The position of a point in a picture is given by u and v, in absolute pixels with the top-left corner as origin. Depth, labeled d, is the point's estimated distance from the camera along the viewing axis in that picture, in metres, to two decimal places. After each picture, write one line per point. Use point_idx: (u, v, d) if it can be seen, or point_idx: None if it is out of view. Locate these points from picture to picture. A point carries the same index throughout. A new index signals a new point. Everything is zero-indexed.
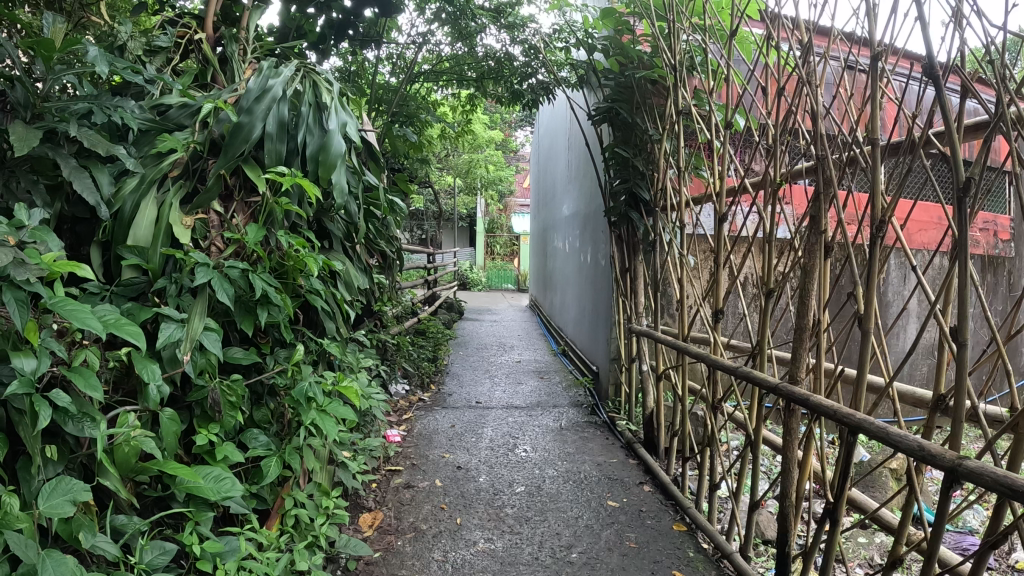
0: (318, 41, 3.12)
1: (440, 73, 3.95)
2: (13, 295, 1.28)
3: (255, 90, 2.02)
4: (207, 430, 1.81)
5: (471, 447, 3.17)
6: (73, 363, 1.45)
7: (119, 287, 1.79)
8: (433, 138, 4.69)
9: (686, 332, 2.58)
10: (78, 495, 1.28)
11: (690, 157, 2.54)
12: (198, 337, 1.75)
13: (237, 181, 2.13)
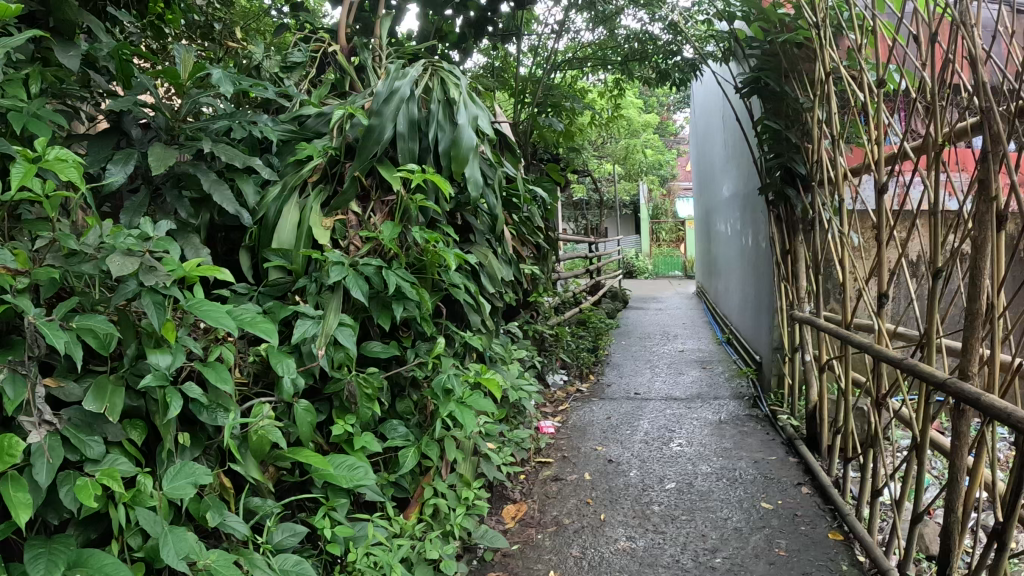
0: (459, 41, 3.21)
1: (583, 60, 3.92)
2: (147, 300, 1.20)
3: (384, 93, 2.05)
4: (345, 421, 1.87)
5: (625, 440, 3.10)
6: (208, 362, 1.51)
7: (265, 288, 1.87)
8: (586, 127, 4.63)
9: (849, 319, 2.31)
10: (201, 478, 1.25)
11: (846, 125, 2.27)
12: (333, 332, 1.77)
13: (372, 181, 2.20)
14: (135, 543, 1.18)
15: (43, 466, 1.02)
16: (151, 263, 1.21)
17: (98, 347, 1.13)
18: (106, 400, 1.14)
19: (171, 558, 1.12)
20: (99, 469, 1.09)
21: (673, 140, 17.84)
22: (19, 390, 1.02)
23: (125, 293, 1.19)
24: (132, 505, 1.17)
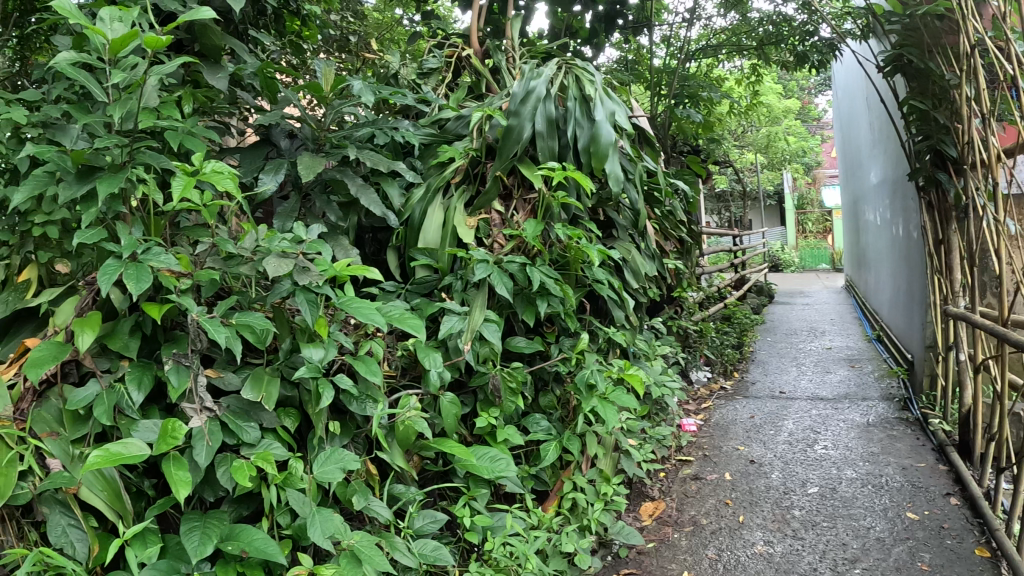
0: (590, 36, 3.16)
1: (718, 47, 3.82)
2: (303, 297, 1.02)
3: (517, 91, 1.40)
4: (487, 415, 1.25)
5: (768, 441, 2.75)
6: (359, 353, 1.12)
7: (412, 285, 1.33)
8: (725, 115, 4.49)
9: (1007, 314, 2.09)
10: (349, 464, 1.05)
11: (999, 100, 2.07)
12: (477, 329, 1.20)
13: (514, 178, 1.47)
14: (284, 520, 1.07)
15: (202, 448, 0.97)
16: (301, 262, 1.03)
17: (257, 344, 1.03)
18: (263, 389, 1.04)
19: (312, 536, 0.98)
20: (254, 453, 1.01)
21: (818, 126, 16.79)
22: (183, 377, 1.00)
23: (284, 292, 1.02)
24: (282, 487, 1.03)
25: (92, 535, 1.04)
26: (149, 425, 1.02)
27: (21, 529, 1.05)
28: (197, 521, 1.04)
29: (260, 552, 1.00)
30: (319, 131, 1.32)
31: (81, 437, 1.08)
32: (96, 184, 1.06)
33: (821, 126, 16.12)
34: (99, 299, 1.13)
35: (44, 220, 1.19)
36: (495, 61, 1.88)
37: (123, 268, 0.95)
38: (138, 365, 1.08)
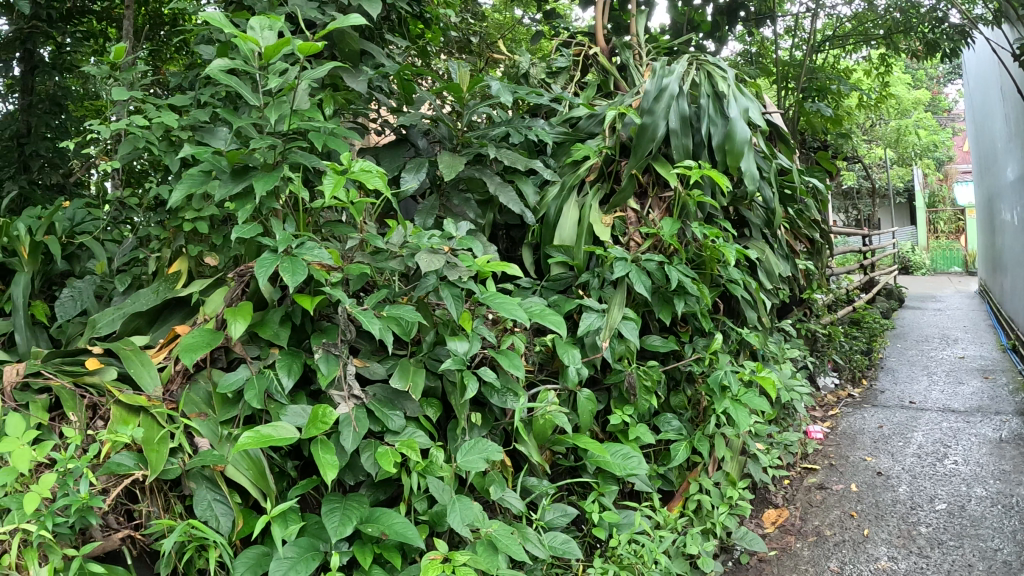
0: (713, 29, 2.79)
1: (843, 37, 3.68)
2: (450, 292, 1.05)
3: (650, 89, 1.40)
4: (622, 411, 1.30)
5: (896, 452, 2.50)
6: (501, 346, 1.14)
7: (548, 281, 1.36)
8: (853, 108, 4.29)
9: None
10: (492, 454, 1.05)
11: None
12: (616, 326, 1.25)
13: (648, 177, 1.49)
14: (422, 506, 1.09)
15: (349, 434, 0.99)
16: (451, 259, 1.06)
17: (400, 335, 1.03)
18: (408, 379, 1.06)
19: (453, 523, 1.00)
20: (398, 440, 1.02)
21: (946, 120, 15.71)
22: (332, 365, 1.03)
23: (431, 285, 1.05)
24: (423, 475, 1.05)
25: (234, 510, 1.08)
26: (297, 410, 1.03)
27: (168, 500, 1.11)
28: (337, 503, 1.07)
29: (401, 535, 1.02)
30: (457, 132, 1.35)
31: (230, 417, 1.12)
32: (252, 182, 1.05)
33: (949, 120, 15.08)
34: (248, 290, 1.14)
35: (194, 215, 1.23)
36: (623, 59, 1.85)
37: (279, 261, 0.97)
38: (286, 352, 1.09)
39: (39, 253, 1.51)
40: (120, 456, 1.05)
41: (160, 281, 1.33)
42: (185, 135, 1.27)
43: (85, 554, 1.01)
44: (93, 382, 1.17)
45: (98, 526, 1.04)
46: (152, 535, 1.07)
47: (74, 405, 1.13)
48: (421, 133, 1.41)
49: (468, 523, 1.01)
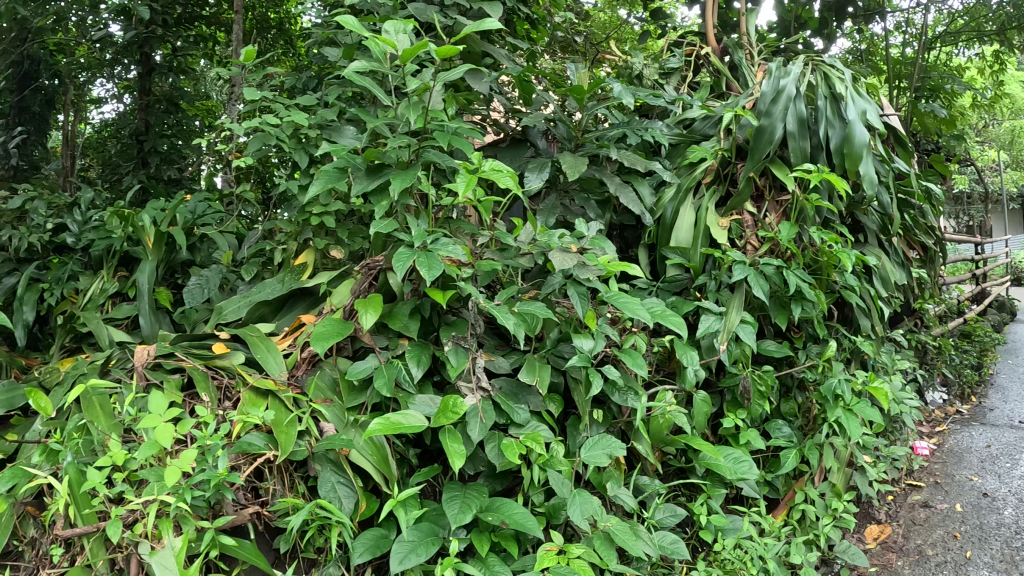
0: (820, 26, 2.71)
1: (956, 33, 3.53)
2: (575, 288, 1.08)
3: (767, 90, 1.42)
4: (734, 414, 1.35)
5: (1012, 473, 2.10)
6: (624, 345, 1.17)
7: (664, 282, 1.41)
8: (967, 108, 4.09)
9: None
10: (616, 451, 1.08)
11: None
12: (735, 329, 1.31)
13: (765, 180, 1.51)
14: (538, 498, 1.13)
15: (476, 425, 1.03)
16: (580, 260, 1.08)
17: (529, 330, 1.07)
18: (536, 373, 1.09)
19: (573, 516, 1.03)
20: (523, 433, 1.06)
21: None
22: (462, 358, 1.08)
23: (558, 283, 1.10)
24: (543, 468, 1.09)
25: (357, 492, 1.10)
26: (423, 400, 1.06)
27: (291, 480, 1.14)
28: (457, 491, 1.11)
29: (520, 524, 1.05)
30: (576, 135, 1.40)
31: (357, 404, 1.16)
32: (387, 179, 1.11)
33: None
34: (373, 284, 1.19)
35: (321, 211, 1.28)
36: (735, 58, 1.85)
37: (415, 256, 1.01)
38: (416, 343, 1.13)
39: (164, 241, 1.58)
40: (251, 436, 1.08)
41: (285, 272, 1.39)
42: (315, 133, 1.32)
43: (217, 527, 1.03)
44: (224, 365, 1.21)
45: (231, 501, 1.07)
46: (277, 513, 1.10)
47: (206, 385, 1.17)
48: (540, 132, 1.49)
49: (588, 517, 1.05)
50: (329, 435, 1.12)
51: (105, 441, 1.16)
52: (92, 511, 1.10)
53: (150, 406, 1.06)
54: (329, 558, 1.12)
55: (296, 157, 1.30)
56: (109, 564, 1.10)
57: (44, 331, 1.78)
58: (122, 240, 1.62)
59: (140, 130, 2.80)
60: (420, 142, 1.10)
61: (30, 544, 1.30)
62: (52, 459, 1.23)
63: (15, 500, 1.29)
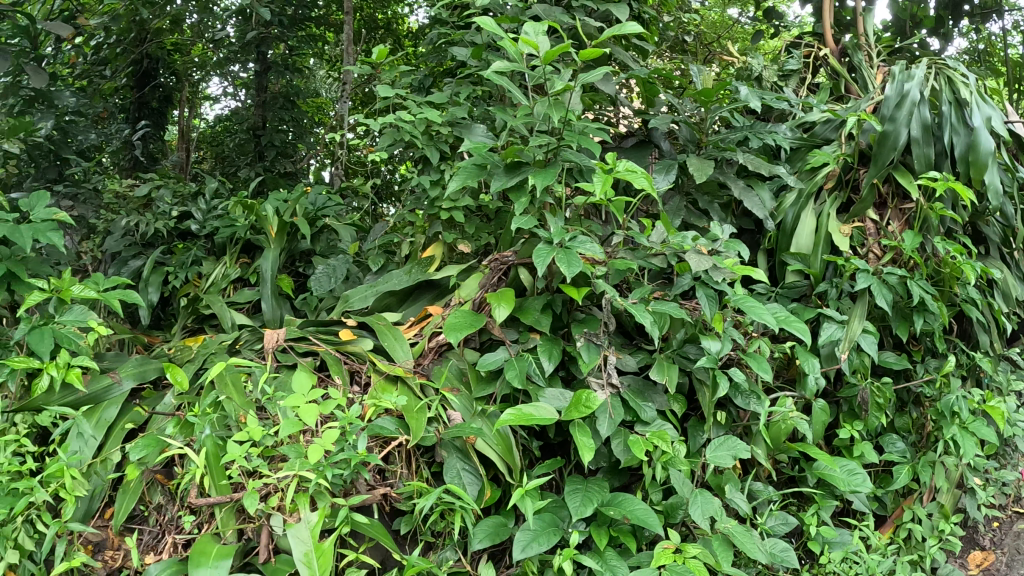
0: (936, 25, 2.52)
1: None
2: (703, 291, 1.25)
3: (891, 96, 1.68)
4: (852, 426, 1.61)
5: None
6: (751, 348, 1.35)
7: (783, 289, 1.67)
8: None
9: None
10: (740, 453, 1.25)
11: None
12: (856, 339, 1.55)
13: (889, 188, 1.74)
14: (657, 497, 1.25)
15: (605, 418, 1.15)
16: (715, 262, 1.24)
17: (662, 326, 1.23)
18: (667, 373, 1.25)
19: (694, 516, 1.18)
20: (649, 431, 1.19)
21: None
22: (593, 355, 1.19)
23: (686, 284, 1.26)
24: (666, 466, 1.22)
25: (481, 479, 1.18)
26: (554, 394, 1.16)
27: (416, 465, 1.22)
28: (579, 484, 1.24)
29: (642, 519, 1.16)
30: (700, 138, 1.59)
31: (486, 394, 1.25)
32: (525, 176, 1.21)
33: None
34: (503, 278, 1.30)
35: (450, 206, 1.42)
36: (854, 61, 2.02)
37: (554, 253, 1.12)
38: (546, 338, 1.23)
39: (285, 230, 1.83)
40: (383, 420, 1.17)
41: (413, 263, 1.54)
42: (446, 130, 1.42)
43: (350, 505, 1.11)
44: (356, 350, 1.34)
45: (364, 482, 1.16)
46: (403, 496, 1.18)
47: (339, 369, 1.29)
48: (663, 134, 1.64)
49: (708, 515, 1.18)
50: (457, 423, 1.20)
51: (240, 416, 1.23)
52: (225, 482, 1.17)
53: (296, 386, 1.17)
54: (447, 543, 1.20)
55: (429, 152, 1.43)
56: (238, 533, 1.18)
57: (165, 311, 2.01)
58: (246, 228, 1.88)
59: (258, 125, 3.33)
60: (558, 141, 1.20)
61: (155, 510, 1.42)
62: (185, 430, 1.32)
63: (145, 469, 1.43)
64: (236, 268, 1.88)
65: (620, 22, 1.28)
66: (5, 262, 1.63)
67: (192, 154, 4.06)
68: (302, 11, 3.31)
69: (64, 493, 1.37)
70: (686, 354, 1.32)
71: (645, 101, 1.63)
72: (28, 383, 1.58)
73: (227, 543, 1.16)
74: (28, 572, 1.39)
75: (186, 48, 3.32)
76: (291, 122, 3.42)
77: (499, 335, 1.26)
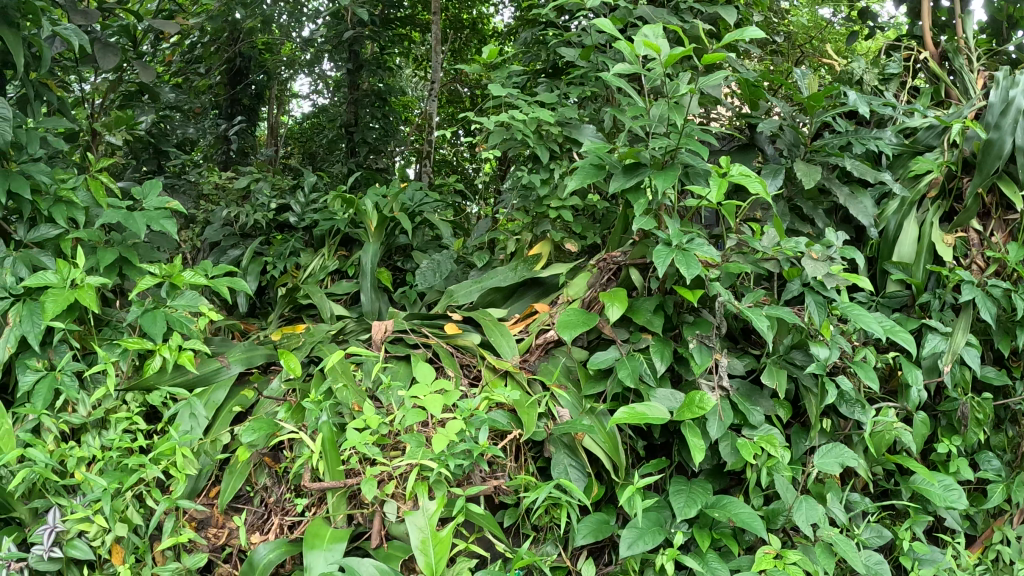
0: None
1: None
2: (813, 298, 1.57)
3: (997, 102, 1.64)
4: (949, 441, 1.66)
5: None
6: (855, 357, 1.62)
7: (884, 299, 1.74)
8: None
9: None
10: (845, 460, 1.52)
11: None
12: (959, 351, 1.60)
13: (994, 197, 1.72)
14: (760, 501, 1.52)
15: (716, 422, 1.48)
16: (828, 270, 1.57)
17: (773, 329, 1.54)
18: (776, 378, 1.58)
19: (800, 520, 1.42)
20: (759, 434, 1.51)
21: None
22: (703, 357, 1.53)
23: (798, 290, 1.59)
24: (771, 471, 1.49)
25: (586, 476, 1.48)
26: (665, 395, 1.51)
27: (524, 460, 1.53)
28: (684, 486, 1.49)
29: (744, 521, 1.39)
30: (806, 142, 1.84)
31: (596, 388, 1.59)
32: (642, 177, 1.55)
33: None
34: (612, 277, 1.74)
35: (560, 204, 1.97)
36: (955, 65, 1.97)
37: (673, 254, 1.43)
38: (659, 341, 1.57)
39: (383, 227, 2.21)
40: (496, 414, 1.47)
41: (519, 263, 2.01)
42: (557, 130, 1.96)
43: (466, 494, 1.38)
44: (467, 345, 1.74)
45: (478, 474, 1.45)
46: (511, 488, 1.48)
47: (451, 361, 1.67)
48: (766, 139, 1.95)
49: (810, 521, 1.43)
50: (566, 421, 1.52)
51: (353, 404, 1.53)
52: (339, 469, 1.45)
53: (419, 378, 1.44)
54: (547, 538, 1.49)
55: (541, 150, 1.95)
56: (347, 517, 1.46)
57: (261, 300, 2.40)
58: (345, 222, 2.26)
59: (351, 121, 3.48)
60: (675, 144, 1.52)
61: (259, 490, 1.56)
62: (296, 417, 1.57)
63: (254, 452, 1.55)
64: (333, 262, 2.28)
65: (739, 29, 1.54)
66: (119, 248, 1.74)
67: (286, 149, 4.27)
68: (391, 11, 3.42)
69: (175, 470, 1.45)
70: (794, 360, 1.63)
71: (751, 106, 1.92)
72: (138, 364, 1.67)
73: (338, 526, 1.44)
74: (134, 546, 1.44)
75: (277, 47, 3.48)
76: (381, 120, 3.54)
77: (612, 335, 1.63)
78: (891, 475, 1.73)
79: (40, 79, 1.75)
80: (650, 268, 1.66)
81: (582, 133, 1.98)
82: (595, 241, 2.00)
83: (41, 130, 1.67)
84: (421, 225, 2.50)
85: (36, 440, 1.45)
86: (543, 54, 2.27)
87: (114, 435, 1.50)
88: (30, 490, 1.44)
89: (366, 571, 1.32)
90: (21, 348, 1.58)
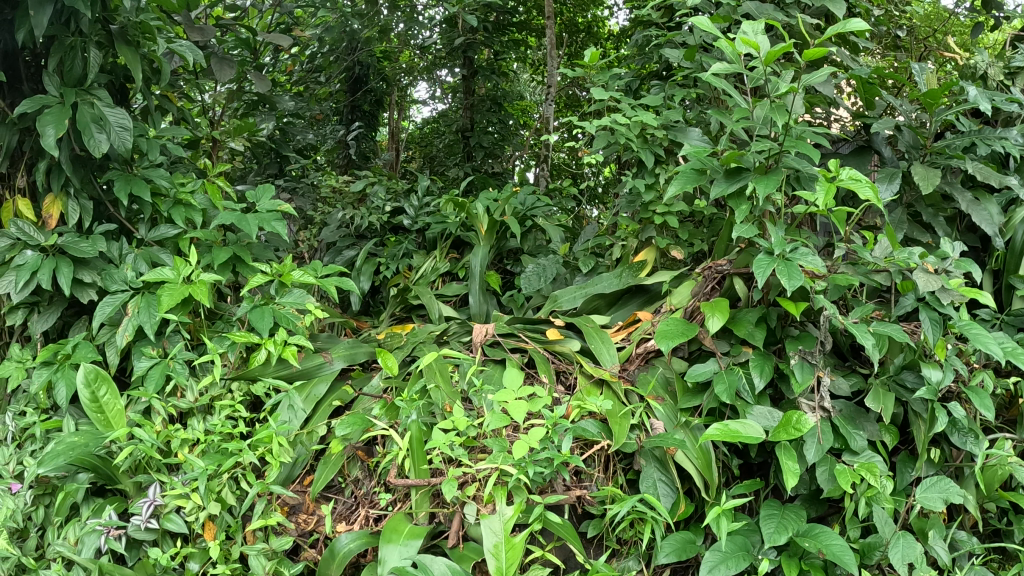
0: None
1: None
2: (928, 314, 1.45)
3: None
4: None
5: None
6: (970, 382, 1.50)
7: (1009, 316, 1.68)
8: None
9: None
10: (950, 497, 1.39)
11: None
12: None
13: None
14: (854, 535, 1.42)
15: (813, 445, 1.39)
16: (942, 284, 1.44)
17: (882, 348, 1.45)
18: (881, 402, 1.47)
19: (895, 561, 1.31)
20: (859, 460, 1.41)
21: None
22: (804, 374, 1.46)
23: (913, 305, 1.48)
24: (869, 502, 1.39)
25: (675, 492, 1.43)
26: (761, 413, 1.43)
27: (613, 471, 1.50)
28: (775, 511, 1.41)
29: (835, 556, 1.28)
30: (926, 143, 1.77)
31: (689, 406, 1.55)
32: (744, 182, 1.49)
33: None
34: (713, 289, 1.68)
35: (665, 210, 1.91)
36: None
37: (774, 264, 1.36)
38: (759, 355, 1.51)
39: (493, 229, 2.30)
40: (586, 423, 1.45)
41: (624, 268, 1.97)
42: (661, 134, 1.92)
43: (545, 505, 1.34)
44: (563, 351, 1.74)
45: (562, 484, 1.42)
46: (596, 500, 1.44)
47: (545, 368, 1.68)
48: (883, 141, 1.82)
49: (907, 561, 1.32)
50: (658, 433, 1.49)
51: (444, 405, 1.55)
52: (424, 467, 1.46)
53: (505, 383, 1.45)
54: (630, 553, 1.43)
55: (645, 154, 1.92)
56: (429, 515, 1.44)
57: (373, 299, 2.50)
58: (456, 225, 2.35)
59: (468, 127, 3.52)
60: (780, 148, 1.45)
61: (352, 482, 1.60)
62: (389, 414, 1.62)
63: (348, 445, 1.60)
64: (444, 264, 2.35)
65: (842, 21, 1.43)
66: (233, 248, 1.85)
67: (401, 154, 4.44)
68: (506, 17, 3.46)
69: (270, 457, 1.51)
70: (904, 382, 1.52)
71: (866, 105, 1.83)
72: (246, 356, 1.77)
73: (418, 523, 1.43)
74: (226, 525, 1.50)
75: (397, 55, 3.59)
76: (498, 124, 3.57)
77: (711, 346, 1.58)
78: (1004, 514, 1.60)
79: (163, 91, 1.90)
80: (754, 278, 1.59)
81: (687, 136, 1.92)
82: (702, 247, 1.94)
83: (161, 139, 1.82)
84: (532, 229, 2.52)
85: (146, 421, 1.57)
86: (654, 54, 2.19)
87: (217, 421, 1.58)
88: (137, 466, 1.56)
89: (438, 570, 1.29)
90: (139, 337, 1.72)
